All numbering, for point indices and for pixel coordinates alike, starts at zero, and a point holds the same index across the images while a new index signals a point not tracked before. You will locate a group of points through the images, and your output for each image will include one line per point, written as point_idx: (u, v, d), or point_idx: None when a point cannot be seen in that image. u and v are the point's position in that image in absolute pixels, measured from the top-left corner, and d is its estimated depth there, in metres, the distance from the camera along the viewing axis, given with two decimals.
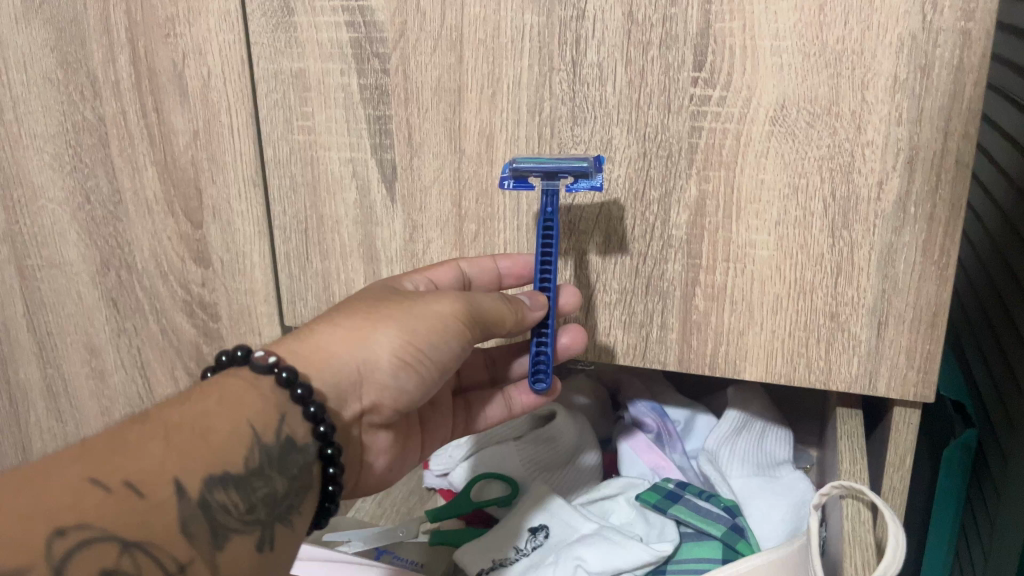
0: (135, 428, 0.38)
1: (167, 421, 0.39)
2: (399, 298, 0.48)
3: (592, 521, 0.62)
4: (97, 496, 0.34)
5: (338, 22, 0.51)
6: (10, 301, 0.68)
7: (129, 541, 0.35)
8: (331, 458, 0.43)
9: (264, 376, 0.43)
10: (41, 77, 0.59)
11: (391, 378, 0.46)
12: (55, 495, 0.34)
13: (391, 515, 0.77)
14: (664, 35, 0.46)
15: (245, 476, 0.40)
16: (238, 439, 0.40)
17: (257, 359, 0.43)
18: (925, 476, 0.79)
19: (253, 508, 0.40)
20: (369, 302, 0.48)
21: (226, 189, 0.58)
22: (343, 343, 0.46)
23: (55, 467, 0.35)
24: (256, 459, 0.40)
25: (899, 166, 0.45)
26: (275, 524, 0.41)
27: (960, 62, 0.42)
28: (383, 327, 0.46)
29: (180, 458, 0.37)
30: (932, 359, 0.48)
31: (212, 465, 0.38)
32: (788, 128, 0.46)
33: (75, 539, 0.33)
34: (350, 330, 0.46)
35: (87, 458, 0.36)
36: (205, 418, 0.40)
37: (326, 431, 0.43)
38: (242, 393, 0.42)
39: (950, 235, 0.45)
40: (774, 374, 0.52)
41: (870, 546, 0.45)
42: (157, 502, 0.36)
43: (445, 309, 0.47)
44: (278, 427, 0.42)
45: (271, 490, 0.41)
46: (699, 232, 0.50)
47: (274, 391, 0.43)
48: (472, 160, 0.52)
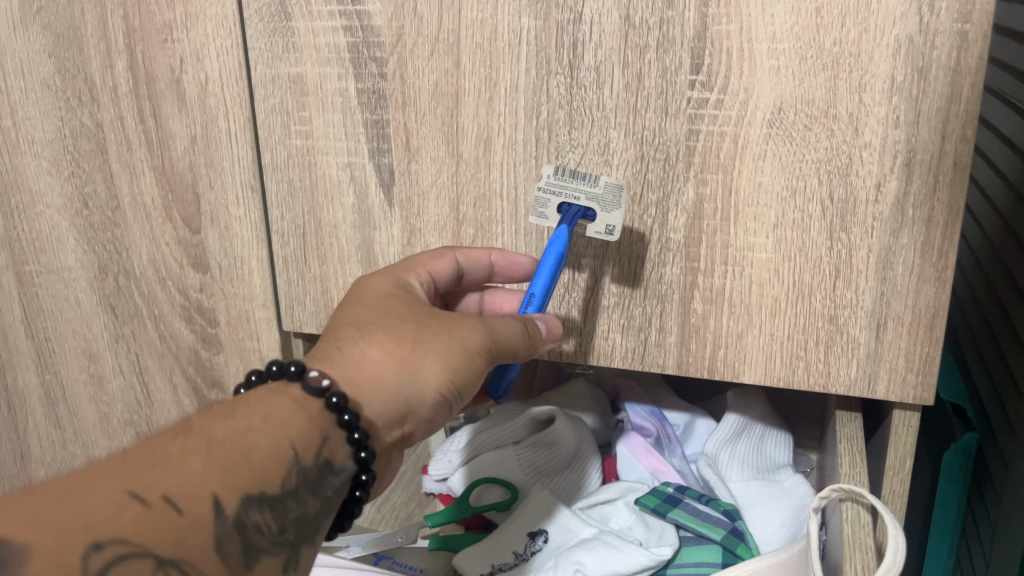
0: (178, 437, 0.37)
1: (210, 435, 0.37)
2: (438, 324, 0.46)
3: (591, 525, 0.62)
4: (134, 510, 0.34)
5: (336, 26, 0.51)
6: (9, 308, 0.68)
7: (164, 558, 0.34)
8: (365, 483, 0.43)
9: (314, 398, 0.41)
10: (39, 83, 0.59)
11: (430, 413, 0.45)
12: (94, 509, 0.34)
13: (391, 520, 0.76)
14: (661, 38, 0.46)
15: (281, 497, 0.39)
16: (279, 459, 0.39)
17: (310, 379, 0.41)
18: (925, 480, 0.79)
19: (285, 528, 0.39)
20: (408, 325, 0.46)
21: (224, 194, 0.58)
22: (391, 372, 0.44)
23: (97, 476, 0.35)
24: (293, 481, 0.39)
25: (897, 168, 0.45)
26: (302, 544, 0.40)
27: (958, 64, 0.42)
28: (431, 360, 0.45)
29: (222, 475, 0.36)
30: (932, 361, 0.48)
31: (251, 484, 0.37)
32: (785, 130, 0.46)
33: (110, 553, 0.33)
34: (398, 359, 0.44)
35: (128, 469, 0.35)
36: (249, 434, 0.38)
37: (366, 458, 0.42)
38: (289, 412, 0.40)
39: (949, 237, 0.45)
40: (773, 377, 0.52)
41: (871, 550, 0.45)
42: (195, 519, 0.35)
43: (485, 343, 0.46)
44: (317, 450, 0.40)
45: (303, 512, 0.40)
46: (696, 235, 0.50)
47: (321, 414, 0.41)
48: (469, 164, 0.53)
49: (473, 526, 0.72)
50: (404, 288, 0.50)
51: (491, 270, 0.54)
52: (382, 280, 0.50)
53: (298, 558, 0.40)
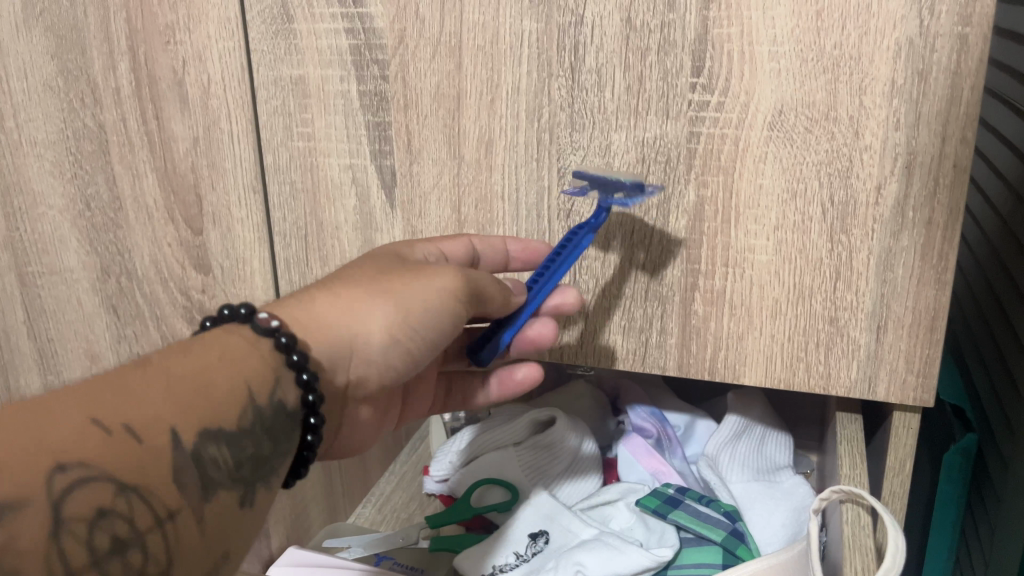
0: (136, 370, 0.37)
1: (168, 368, 0.38)
2: (399, 271, 0.48)
3: (592, 527, 0.62)
4: (97, 436, 0.34)
5: (337, 29, 0.52)
6: (11, 308, 0.68)
7: (126, 484, 0.34)
8: (314, 428, 0.43)
9: (263, 338, 0.42)
10: (41, 85, 0.59)
11: (377, 351, 0.46)
12: (55, 435, 0.33)
13: (392, 521, 0.77)
14: (662, 41, 0.46)
15: (238, 434, 0.39)
16: (235, 398, 0.39)
17: (259, 320, 0.42)
18: (925, 481, 0.79)
19: (241, 465, 0.39)
20: (369, 274, 0.47)
21: (226, 195, 0.58)
22: (338, 313, 0.45)
23: (56, 405, 0.34)
24: (249, 419, 0.40)
25: (897, 170, 0.45)
26: (258, 485, 0.40)
27: (958, 67, 0.42)
28: (382, 300, 0.46)
29: (182, 408, 0.37)
30: (932, 363, 0.48)
31: (208, 419, 0.37)
32: (786, 133, 0.46)
33: (73, 477, 0.33)
34: (347, 300, 0.45)
35: (86, 398, 0.35)
36: (205, 371, 0.39)
37: (314, 401, 0.43)
38: (242, 352, 0.41)
39: (949, 239, 0.45)
40: (773, 379, 0.52)
41: (871, 551, 0.45)
42: (156, 448, 0.35)
43: (444, 285, 0.47)
44: (272, 390, 0.41)
45: (259, 451, 0.40)
46: (697, 237, 0.50)
47: (271, 355, 0.42)
48: (471, 166, 0.53)
49: (474, 527, 0.72)
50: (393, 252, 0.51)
51: (507, 260, 0.54)
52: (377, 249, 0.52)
53: (253, 497, 0.40)
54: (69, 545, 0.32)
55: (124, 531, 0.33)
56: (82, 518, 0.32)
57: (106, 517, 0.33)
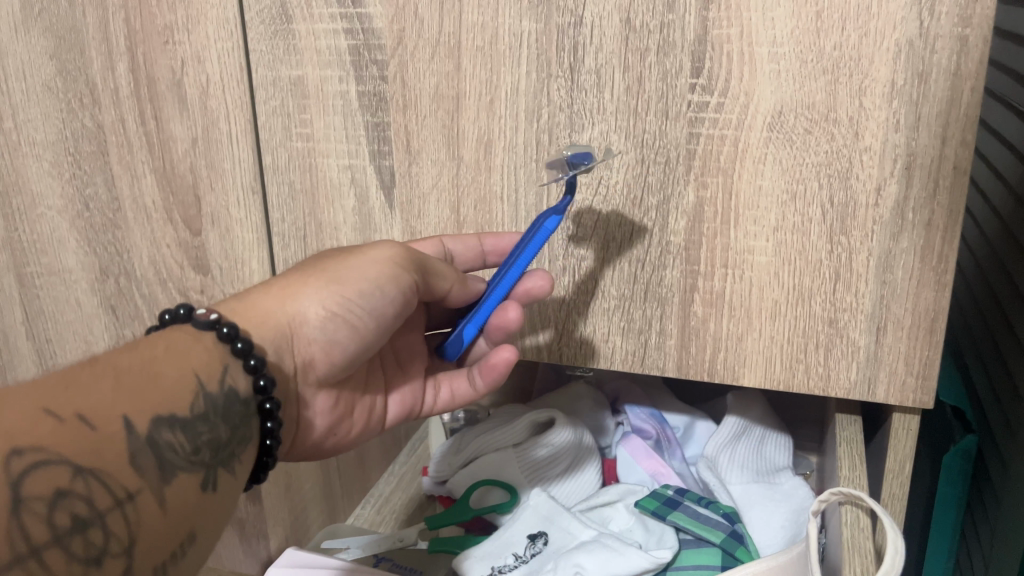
0: (85, 369, 0.39)
1: (115, 364, 0.40)
2: (337, 254, 0.50)
3: (591, 528, 0.62)
4: (50, 423, 0.35)
5: (337, 29, 0.52)
6: (10, 309, 0.68)
7: (83, 465, 0.35)
8: (270, 412, 0.45)
9: (206, 332, 0.45)
10: (40, 85, 0.59)
11: (319, 331, 0.48)
12: (11, 420, 0.34)
13: (391, 522, 0.77)
14: (662, 41, 0.46)
15: (191, 420, 0.41)
16: (184, 384, 0.41)
17: (200, 316, 0.45)
18: (924, 482, 0.79)
19: (198, 450, 0.41)
20: (310, 265, 0.50)
21: (225, 196, 0.58)
22: (274, 303, 0.48)
23: (9, 398, 0.36)
24: (200, 405, 0.41)
25: (897, 172, 0.45)
26: (218, 469, 0.42)
27: (958, 69, 0.42)
28: (314, 284, 0.48)
29: (131, 396, 0.38)
30: (931, 365, 0.48)
31: (160, 405, 0.39)
32: (786, 134, 0.46)
33: (30, 459, 0.33)
34: (282, 290, 0.49)
35: (39, 391, 0.36)
36: (152, 364, 0.41)
37: (265, 385, 0.45)
38: (187, 345, 0.43)
39: (949, 241, 0.45)
40: (773, 380, 0.52)
41: (870, 553, 0.45)
42: (109, 435, 0.36)
43: (379, 256, 0.49)
44: (220, 377, 0.43)
45: (215, 436, 0.42)
46: (696, 238, 0.50)
47: (215, 345, 0.44)
48: (470, 167, 0.53)
49: (473, 528, 0.72)
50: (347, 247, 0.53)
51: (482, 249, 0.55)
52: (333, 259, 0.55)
53: (214, 480, 0.41)
54: (30, 522, 0.32)
55: (84, 510, 0.34)
56: (42, 497, 0.33)
57: (65, 496, 0.34)
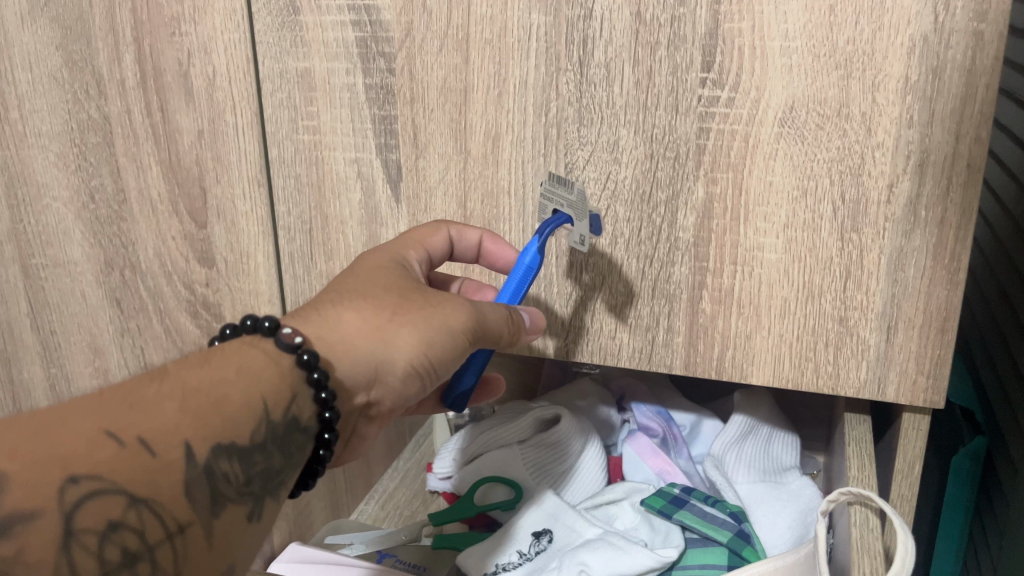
0: (154, 386, 0.38)
1: (184, 383, 0.38)
2: (423, 299, 0.47)
3: (597, 525, 0.62)
4: (109, 449, 0.35)
5: (344, 21, 0.51)
6: (15, 300, 0.68)
7: (137, 496, 0.35)
8: (326, 441, 0.44)
9: (285, 353, 0.42)
10: (46, 76, 0.58)
11: (400, 382, 0.46)
12: (71, 446, 0.34)
13: (394, 519, 0.78)
14: (672, 35, 0.46)
15: (248, 448, 0.39)
16: (250, 412, 0.40)
17: (284, 336, 0.42)
18: (932, 483, 0.79)
19: (250, 481, 0.40)
20: (394, 296, 0.47)
21: (231, 189, 0.58)
22: (366, 339, 0.45)
23: (76, 417, 0.36)
24: (261, 433, 0.40)
25: (910, 169, 0.44)
26: (265, 498, 0.41)
27: (973, 65, 0.41)
28: (406, 331, 0.45)
29: (195, 423, 0.37)
30: (943, 364, 0.48)
31: (221, 433, 0.38)
32: (797, 130, 0.45)
33: (85, 487, 0.34)
34: (374, 327, 0.45)
35: (104, 412, 0.36)
36: (220, 387, 0.39)
37: (330, 418, 0.43)
38: (260, 366, 0.41)
39: (962, 239, 0.44)
40: (781, 379, 0.51)
41: (879, 555, 0.44)
42: (168, 463, 0.36)
43: (466, 325, 0.47)
44: (287, 407, 0.41)
45: (268, 466, 0.41)
46: (705, 235, 0.49)
47: (291, 372, 0.42)
48: (477, 161, 0.52)
49: (478, 525, 0.72)
50: (401, 263, 0.51)
51: (479, 253, 0.54)
52: (381, 254, 0.51)
53: (260, 512, 0.40)
54: (79, 556, 0.33)
55: (135, 543, 0.34)
56: (93, 530, 0.33)
57: (116, 529, 0.34)
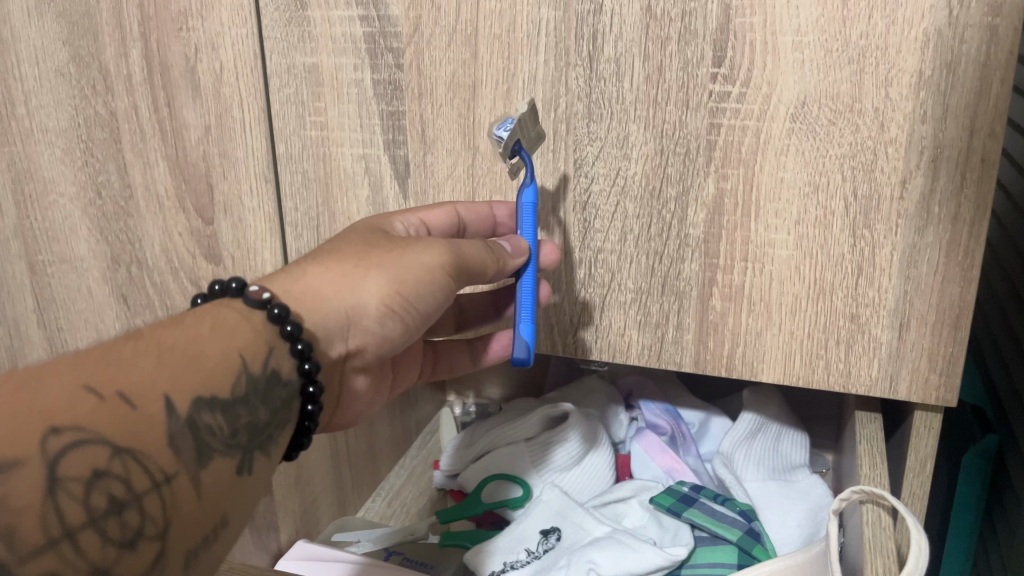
0: (128, 345, 0.38)
1: (159, 342, 0.38)
2: (390, 242, 0.47)
3: (604, 525, 0.62)
4: (90, 402, 0.34)
5: (351, 16, 0.51)
6: (21, 297, 0.67)
7: (121, 447, 0.34)
8: (313, 395, 0.44)
9: (257, 310, 0.43)
10: (53, 72, 0.58)
11: (377, 325, 0.46)
12: (49, 398, 0.33)
13: (402, 517, 0.78)
14: (683, 30, 0.45)
15: (231, 402, 0.39)
16: (228, 366, 0.40)
17: (251, 293, 0.43)
18: (941, 482, 0.78)
19: (236, 433, 0.39)
20: (360, 244, 0.46)
21: (237, 185, 0.57)
22: (333, 287, 0.45)
23: (47, 374, 0.34)
24: (242, 387, 0.40)
25: (923, 165, 0.44)
26: (254, 451, 0.40)
27: (987, 59, 0.41)
28: (373, 275, 0.45)
29: (174, 377, 0.37)
30: (956, 362, 0.47)
31: (202, 387, 0.38)
32: (809, 125, 0.45)
33: (68, 438, 0.32)
34: (341, 274, 0.45)
35: (79, 368, 0.35)
36: (195, 343, 0.39)
37: (311, 369, 0.43)
38: (233, 323, 0.41)
39: (976, 236, 0.44)
40: (791, 377, 0.51)
41: (892, 553, 0.44)
42: (149, 415, 0.35)
43: (435, 260, 0.46)
44: (265, 359, 0.41)
45: (254, 419, 0.40)
46: (715, 232, 0.49)
47: (264, 325, 0.42)
48: (485, 157, 0.52)
49: (484, 523, 0.71)
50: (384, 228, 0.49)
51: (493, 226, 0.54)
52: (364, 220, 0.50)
53: (250, 463, 0.40)
54: (65, 503, 0.31)
55: (121, 491, 0.33)
56: (79, 478, 0.32)
57: (102, 478, 0.33)
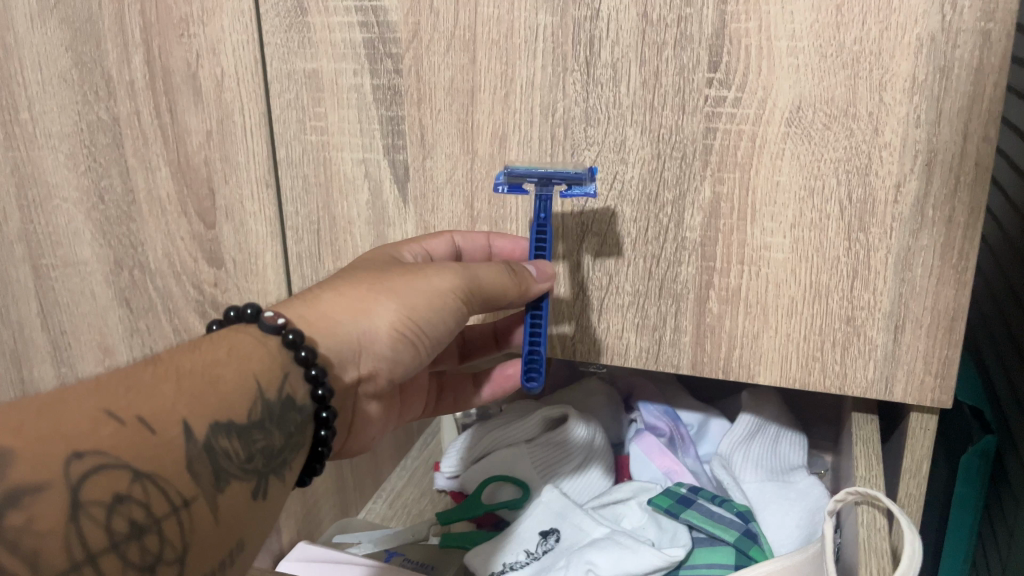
0: (148, 370, 0.38)
1: (178, 366, 0.39)
2: (401, 270, 0.48)
3: (603, 525, 0.62)
4: (111, 427, 0.34)
5: (351, 22, 0.51)
6: (25, 301, 0.68)
7: (141, 471, 0.34)
8: (326, 420, 0.44)
9: (270, 336, 0.43)
10: (56, 77, 0.59)
11: (389, 350, 0.47)
12: (72, 423, 0.34)
13: (402, 517, 0.78)
14: (679, 35, 0.46)
15: (246, 426, 0.40)
16: (244, 391, 0.40)
17: (265, 319, 0.43)
18: (941, 482, 0.79)
19: (252, 458, 0.40)
20: (370, 272, 0.48)
21: (239, 189, 0.58)
22: (346, 312, 0.46)
23: (70, 398, 0.35)
24: (257, 412, 0.41)
25: (917, 168, 0.44)
26: (269, 476, 0.41)
27: (980, 63, 0.41)
28: (385, 300, 0.47)
29: (192, 402, 0.37)
30: (951, 364, 0.47)
31: (219, 412, 0.38)
32: (804, 129, 0.45)
33: (91, 462, 0.33)
34: (352, 300, 0.46)
35: (100, 393, 0.35)
36: (213, 368, 0.40)
37: (324, 395, 0.43)
38: (249, 348, 0.42)
39: (969, 239, 0.44)
40: (788, 379, 0.51)
41: (886, 554, 0.44)
42: (168, 440, 0.36)
43: (446, 284, 0.48)
44: (280, 385, 0.42)
45: (268, 443, 0.41)
46: (712, 234, 0.49)
47: (278, 351, 0.43)
48: (484, 161, 0.52)
49: (485, 524, 0.72)
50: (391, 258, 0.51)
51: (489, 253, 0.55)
52: (374, 253, 0.52)
53: (265, 488, 0.41)
54: (87, 527, 0.32)
55: (141, 516, 0.34)
56: (100, 502, 0.32)
57: (123, 502, 0.33)
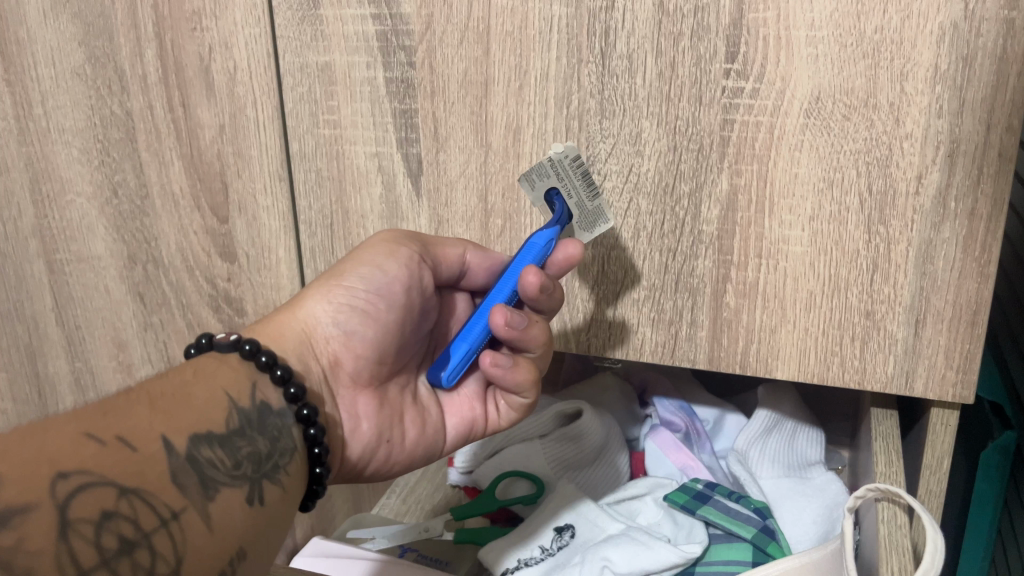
0: (123, 396, 0.38)
1: (149, 391, 0.39)
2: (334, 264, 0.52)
3: (619, 521, 0.62)
4: (92, 447, 0.34)
5: (364, 14, 0.51)
6: (39, 296, 0.68)
7: (126, 487, 0.34)
8: (309, 417, 0.43)
9: (229, 353, 0.44)
10: (69, 72, 0.59)
11: (335, 323, 0.50)
12: (54, 447, 0.34)
13: (415, 512, 0.77)
14: (696, 25, 0.45)
15: (227, 435, 0.40)
16: (218, 403, 0.41)
17: (219, 341, 0.45)
18: (962, 478, 0.78)
19: (239, 465, 0.40)
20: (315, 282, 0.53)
21: (252, 183, 0.58)
22: (284, 314, 0.50)
23: (48, 427, 0.35)
24: (235, 420, 0.41)
25: (939, 160, 0.43)
26: (263, 482, 0.41)
27: (1004, 52, 0.40)
28: (315, 287, 0.51)
29: (168, 419, 0.38)
30: (973, 358, 0.47)
31: (196, 424, 0.39)
32: (823, 120, 0.45)
33: (75, 482, 0.33)
34: (290, 305, 0.51)
35: (78, 419, 0.36)
36: (186, 387, 0.40)
37: (297, 392, 0.43)
38: (214, 366, 0.43)
39: (992, 232, 0.44)
40: (807, 374, 0.51)
41: (909, 551, 0.44)
42: (150, 455, 0.36)
43: (369, 242, 0.51)
44: (251, 393, 0.42)
45: (255, 449, 0.41)
46: (729, 228, 0.49)
47: (241, 363, 0.44)
48: (498, 154, 0.52)
49: (499, 520, 0.71)
50: None
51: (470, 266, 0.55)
52: None
53: (260, 494, 0.40)
54: (77, 544, 0.32)
55: (130, 531, 0.33)
56: (89, 519, 0.32)
57: (111, 518, 0.33)
